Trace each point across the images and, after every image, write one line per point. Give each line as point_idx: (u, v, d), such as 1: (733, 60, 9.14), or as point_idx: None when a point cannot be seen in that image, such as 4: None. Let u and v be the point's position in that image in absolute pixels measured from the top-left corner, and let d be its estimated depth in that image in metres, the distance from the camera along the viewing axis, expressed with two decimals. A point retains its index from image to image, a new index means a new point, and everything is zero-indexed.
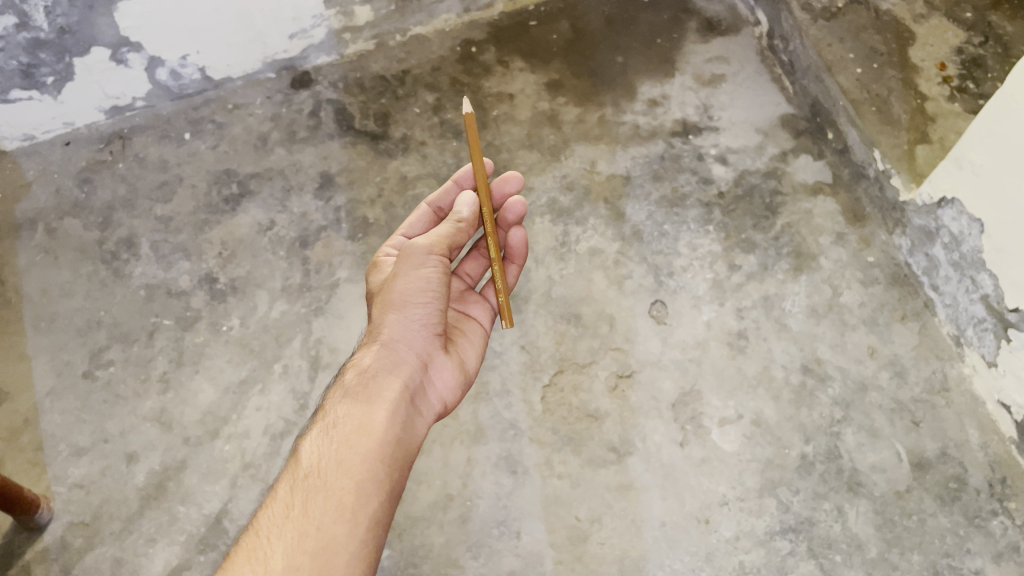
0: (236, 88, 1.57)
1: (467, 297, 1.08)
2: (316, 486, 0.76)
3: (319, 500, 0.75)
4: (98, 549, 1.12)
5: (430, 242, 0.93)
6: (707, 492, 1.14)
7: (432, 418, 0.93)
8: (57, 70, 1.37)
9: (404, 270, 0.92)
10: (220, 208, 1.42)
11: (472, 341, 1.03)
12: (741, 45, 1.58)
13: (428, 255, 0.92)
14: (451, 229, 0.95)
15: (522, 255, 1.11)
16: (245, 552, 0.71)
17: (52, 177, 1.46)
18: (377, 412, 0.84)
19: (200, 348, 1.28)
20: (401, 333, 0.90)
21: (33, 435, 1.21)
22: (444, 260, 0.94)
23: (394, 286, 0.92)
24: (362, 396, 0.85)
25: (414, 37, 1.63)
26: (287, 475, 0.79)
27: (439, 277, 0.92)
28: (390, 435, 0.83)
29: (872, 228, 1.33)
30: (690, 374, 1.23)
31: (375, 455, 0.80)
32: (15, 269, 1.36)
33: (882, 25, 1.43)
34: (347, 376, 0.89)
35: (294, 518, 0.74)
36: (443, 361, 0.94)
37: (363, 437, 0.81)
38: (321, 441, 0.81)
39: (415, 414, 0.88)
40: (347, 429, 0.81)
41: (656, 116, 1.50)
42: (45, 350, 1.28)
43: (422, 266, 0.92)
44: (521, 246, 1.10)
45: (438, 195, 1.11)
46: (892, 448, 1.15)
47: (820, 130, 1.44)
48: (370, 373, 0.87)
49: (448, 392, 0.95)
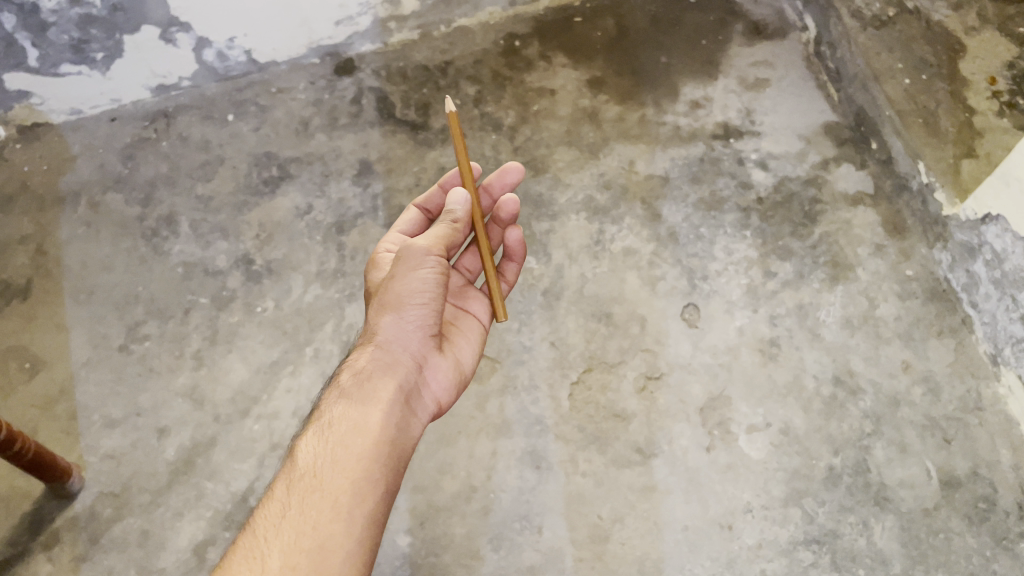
0: (281, 72, 1.58)
1: (466, 292, 1.07)
2: (312, 486, 0.77)
3: (315, 500, 0.76)
4: (126, 520, 1.14)
5: (429, 243, 0.91)
6: (732, 499, 1.14)
7: (427, 418, 0.93)
8: (106, 46, 1.40)
9: (403, 271, 0.89)
10: (259, 190, 1.43)
11: (468, 339, 1.02)
12: (788, 50, 1.56)
13: (425, 255, 0.90)
14: (447, 229, 0.94)
15: (521, 251, 1.09)
16: (244, 551, 0.73)
17: (97, 152, 1.48)
18: (373, 413, 0.84)
19: (234, 328, 1.29)
20: (397, 334, 0.90)
21: (67, 405, 1.23)
22: (442, 259, 0.91)
23: (390, 287, 0.90)
24: (357, 397, 0.85)
25: (458, 28, 1.63)
26: (284, 475, 0.79)
27: (436, 278, 0.90)
28: (385, 436, 0.83)
29: (912, 242, 1.32)
30: (719, 379, 1.23)
31: (370, 456, 0.81)
32: (57, 240, 1.38)
33: (933, 36, 1.41)
34: (342, 376, 0.89)
35: (291, 518, 0.75)
36: (438, 362, 0.94)
37: (358, 438, 0.81)
38: (316, 441, 0.81)
39: (410, 415, 0.89)
40: (343, 430, 0.82)
41: (698, 117, 1.49)
42: (84, 322, 1.30)
43: (419, 266, 0.89)
44: (519, 245, 1.08)
45: (424, 197, 1.13)
46: (922, 464, 1.14)
47: (864, 140, 1.42)
48: (366, 374, 0.87)
49: (443, 392, 0.95)
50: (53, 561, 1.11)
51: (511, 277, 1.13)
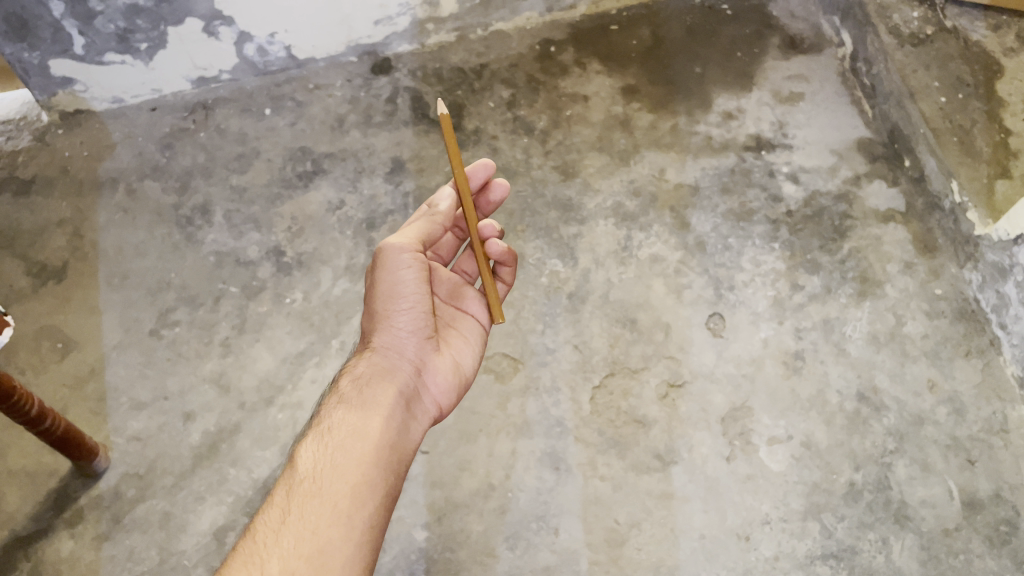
0: (319, 69, 1.60)
1: (463, 291, 1.01)
2: (311, 490, 0.76)
3: (314, 504, 0.74)
4: (149, 501, 1.16)
5: (411, 240, 0.90)
6: (750, 510, 1.13)
7: (429, 423, 0.92)
8: (151, 37, 1.43)
9: (390, 275, 0.89)
10: (293, 183, 1.45)
11: (468, 341, 0.98)
12: (823, 65, 1.56)
13: (401, 253, 0.88)
14: (424, 224, 0.92)
15: (511, 260, 1.01)
16: (242, 557, 0.71)
17: (137, 140, 1.51)
18: (372, 418, 0.83)
19: (262, 318, 1.31)
20: (392, 340, 0.89)
21: (97, 385, 1.25)
22: (420, 255, 0.90)
23: (380, 293, 0.90)
24: (356, 402, 0.85)
25: (495, 32, 1.65)
26: (284, 480, 0.78)
27: (422, 279, 0.89)
28: (385, 440, 0.83)
29: (942, 260, 1.31)
30: (742, 390, 1.22)
31: (370, 460, 0.80)
32: (94, 224, 1.41)
33: (971, 55, 1.42)
34: (341, 383, 0.88)
35: (290, 522, 0.73)
36: (438, 364, 0.93)
37: (357, 442, 0.81)
38: (316, 446, 0.80)
39: (411, 419, 0.88)
40: (342, 435, 0.81)
41: (730, 128, 1.49)
42: (116, 305, 1.33)
43: (400, 265, 0.88)
44: (506, 254, 0.99)
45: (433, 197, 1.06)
46: (944, 484, 1.13)
47: (897, 157, 1.42)
48: (363, 380, 0.87)
49: (445, 395, 0.94)
50: (76, 538, 1.13)
51: (508, 278, 1.06)
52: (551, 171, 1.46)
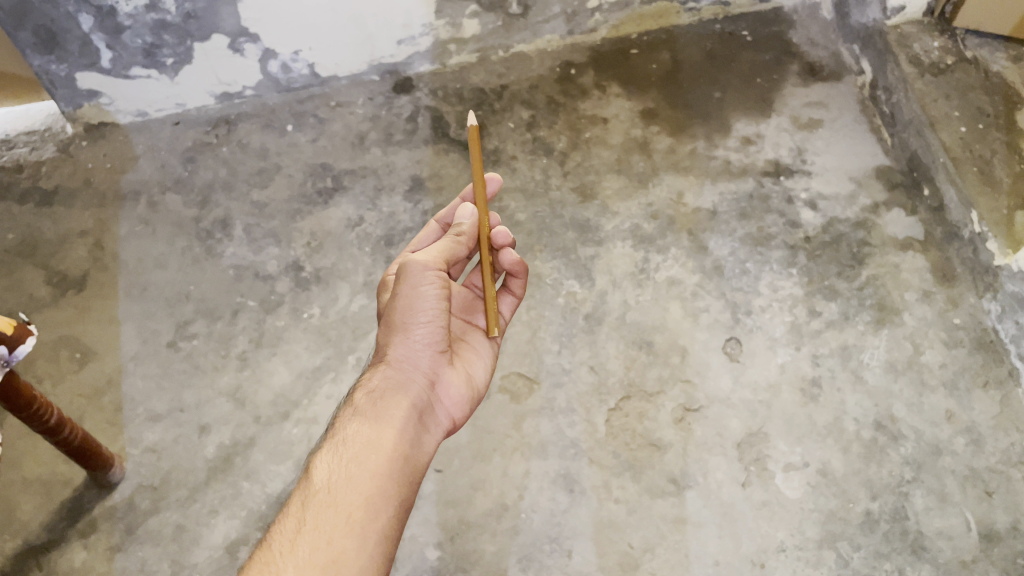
0: (341, 86, 1.62)
1: (474, 305, 1.03)
2: (327, 501, 0.75)
3: (330, 515, 0.74)
4: (163, 513, 1.16)
5: (428, 258, 0.90)
6: (766, 537, 1.13)
7: (441, 435, 0.90)
8: (177, 52, 1.44)
9: (405, 289, 0.88)
10: (313, 200, 1.46)
11: (479, 354, 0.98)
12: (843, 92, 1.57)
13: (424, 270, 0.89)
14: (449, 242, 0.92)
15: (523, 271, 1.01)
16: (257, 566, 0.70)
17: (159, 154, 1.53)
18: (386, 431, 0.82)
19: (280, 332, 1.31)
20: (406, 353, 0.88)
21: (114, 396, 1.26)
22: (442, 273, 0.91)
23: (395, 307, 0.89)
24: (371, 414, 0.84)
25: (516, 54, 1.66)
26: (299, 491, 0.77)
27: (438, 292, 0.88)
28: (399, 452, 0.82)
29: (960, 290, 1.31)
30: (759, 416, 1.22)
31: (384, 472, 0.79)
32: (115, 236, 1.42)
33: (992, 86, 1.43)
34: (355, 396, 0.87)
35: (306, 532, 0.72)
36: (451, 377, 0.92)
37: (372, 454, 0.80)
38: (331, 457, 0.80)
39: (423, 432, 0.87)
40: (357, 446, 0.80)
41: (749, 153, 1.50)
42: (135, 316, 1.33)
43: (421, 282, 0.88)
44: (517, 265, 1.00)
45: (444, 211, 1.06)
46: (961, 516, 1.12)
47: (916, 185, 1.42)
48: (378, 393, 0.86)
49: (457, 408, 0.93)
50: (89, 548, 1.13)
51: (517, 291, 1.06)
52: (569, 193, 1.46)
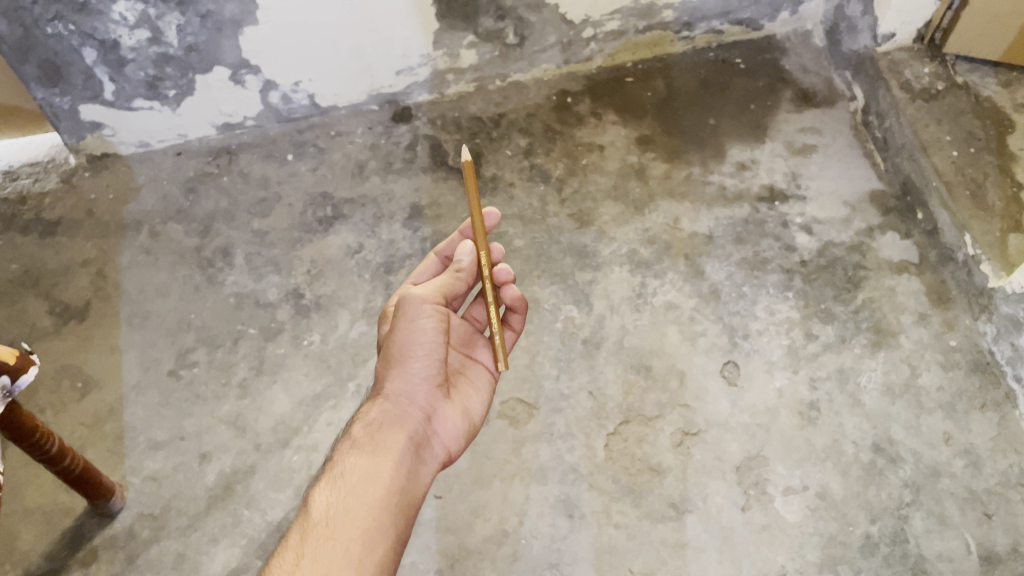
0: (340, 116, 1.64)
1: (474, 339, 1.02)
2: (324, 535, 0.75)
3: (327, 548, 0.74)
4: (163, 542, 1.16)
5: (427, 291, 0.92)
6: (766, 561, 1.13)
7: (437, 467, 0.91)
8: (179, 84, 1.47)
9: (403, 322, 0.90)
10: (313, 228, 1.48)
11: (477, 388, 0.98)
12: (835, 118, 1.59)
13: (422, 303, 0.90)
14: (448, 278, 0.94)
15: (523, 308, 1.03)
16: None
17: (161, 184, 1.54)
18: (383, 464, 0.83)
19: (280, 359, 1.32)
20: (404, 387, 0.89)
21: (115, 425, 1.26)
22: (440, 307, 0.92)
23: (393, 341, 0.90)
24: (368, 447, 0.84)
25: (513, 83, 1.68)
26: (296, 524, 0.77)
27: (436, 325, 0.90)
28: (395, 485, 0.82)
29: (956, 312, 1.32)
30: (758, 439, 1.22)
31: (380, 506, 0.80)
32: (117, 265, 1.43)
33: (982, 111, 1.45)
34: (353, 428, 0.88)
35: (303, 566, 0.73)
36: (447, 410, 0.93)
37: (369, 487, 0.80)
38: (329, 490, 0.80)
39: (420, 464, 0.87)
40: (354, 479, 0.81)
41: (744, 179, 1.51)
42: (136, 345, 1.34)
43: (419, 314, 0.90)
44: (518, 301, 1.01)
45: (445, 243, 1.06)
46: (961, 538, 1.13)
47: (910, 209, 1.43)
48: (376, 425, 0.86)
49: (453, 440, 0.93)
50: None
51: (516, 325, 1.07)
52: (567, 219, 1.48)
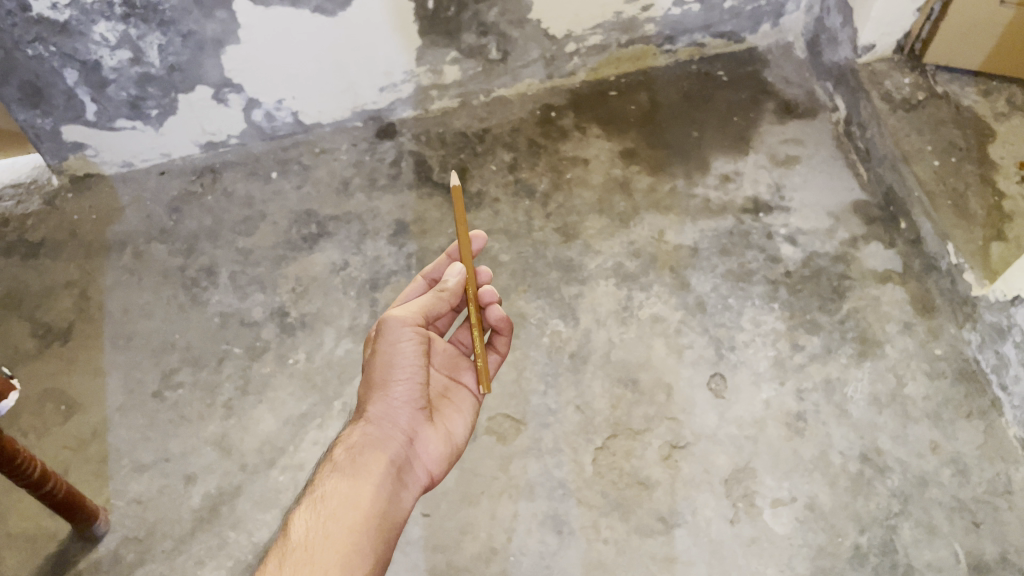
0: (324, 133, 1.64)
1: (459, 361, 1.02)
2: (303, 559, 0.75)
3: (305, 573, 0.74)
4: (148, 565, 1.15)
5: (406, 314, 0.90)
6: (756, 574, 1.12)
7: (419, 491, 0.90)
8: (162, 104, 1.46)
9: (383, 345, 0.89)
10: (298, 246, 1.47)
11: (460, 411, 0.98)
12: (818, 129, 1.60)
13: (402, 327, 0.89)
14: (429, 298, 0.92)
15: (508, 330, 1.03)
16: None
17: (145, 204, 1.54)
18: (364, 488, 0.83)
19: (265, 378, 1.32)
20: (385, 410, 0.89)
21: (99, 448, 1.25)
22: (421, 329, 0.91)
23: (373, 364, 0.90)
24: (349, 471, 0.85)
25: (497, 98, 1.68)
26: (276, 548, 0.77)
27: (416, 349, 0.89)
28: (375, 509, 0.82)
29: (941, 321, 1.32)
30: (745, 451, 1.22)
31: (360, 530, 0.80)
32: (101, 286, 1.43)
33: (963, 120, 1.46)
34: (335, 451, 0.88)
35: None
36: (429, 433, 0.92)
37: (349, 511, 0.81)
38: (309, 514, 0.80)
39: (402, 488, 0.87)
40: (335, 503, 0.81)
41: (728, 190, 1.52)
42: (120, 366, 1.33)
43: (400, 338, 0.89)
44: (504, 322, 1.01)
45: (431, 266, 1.06)
46: (950, 548, 1.12)
47: (893, 219, 1.44)
48: (357, 449, 0.87)
49: (435, 464, 0.93)
50: None
51: (502, 348, 1.07)
52: (552, 233, 1.48)
